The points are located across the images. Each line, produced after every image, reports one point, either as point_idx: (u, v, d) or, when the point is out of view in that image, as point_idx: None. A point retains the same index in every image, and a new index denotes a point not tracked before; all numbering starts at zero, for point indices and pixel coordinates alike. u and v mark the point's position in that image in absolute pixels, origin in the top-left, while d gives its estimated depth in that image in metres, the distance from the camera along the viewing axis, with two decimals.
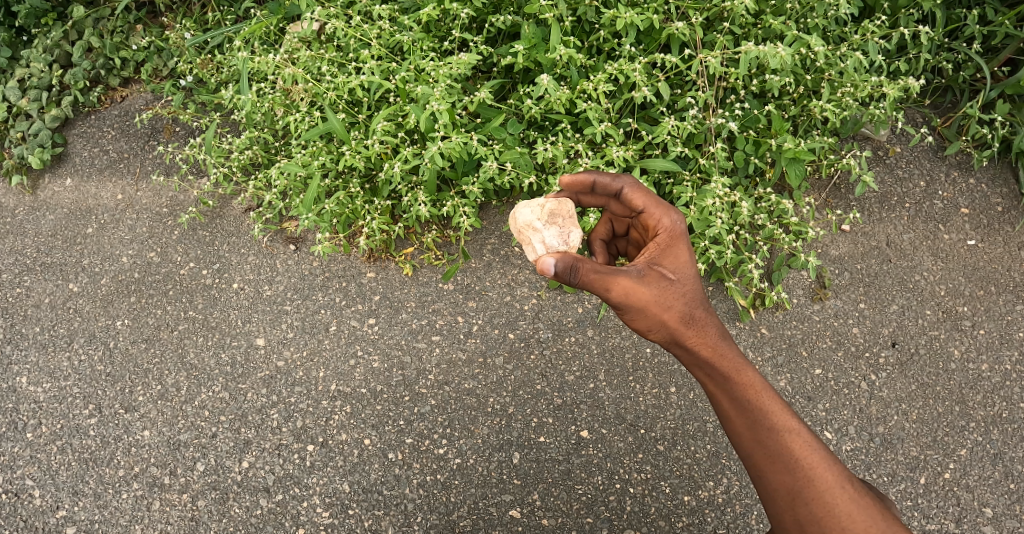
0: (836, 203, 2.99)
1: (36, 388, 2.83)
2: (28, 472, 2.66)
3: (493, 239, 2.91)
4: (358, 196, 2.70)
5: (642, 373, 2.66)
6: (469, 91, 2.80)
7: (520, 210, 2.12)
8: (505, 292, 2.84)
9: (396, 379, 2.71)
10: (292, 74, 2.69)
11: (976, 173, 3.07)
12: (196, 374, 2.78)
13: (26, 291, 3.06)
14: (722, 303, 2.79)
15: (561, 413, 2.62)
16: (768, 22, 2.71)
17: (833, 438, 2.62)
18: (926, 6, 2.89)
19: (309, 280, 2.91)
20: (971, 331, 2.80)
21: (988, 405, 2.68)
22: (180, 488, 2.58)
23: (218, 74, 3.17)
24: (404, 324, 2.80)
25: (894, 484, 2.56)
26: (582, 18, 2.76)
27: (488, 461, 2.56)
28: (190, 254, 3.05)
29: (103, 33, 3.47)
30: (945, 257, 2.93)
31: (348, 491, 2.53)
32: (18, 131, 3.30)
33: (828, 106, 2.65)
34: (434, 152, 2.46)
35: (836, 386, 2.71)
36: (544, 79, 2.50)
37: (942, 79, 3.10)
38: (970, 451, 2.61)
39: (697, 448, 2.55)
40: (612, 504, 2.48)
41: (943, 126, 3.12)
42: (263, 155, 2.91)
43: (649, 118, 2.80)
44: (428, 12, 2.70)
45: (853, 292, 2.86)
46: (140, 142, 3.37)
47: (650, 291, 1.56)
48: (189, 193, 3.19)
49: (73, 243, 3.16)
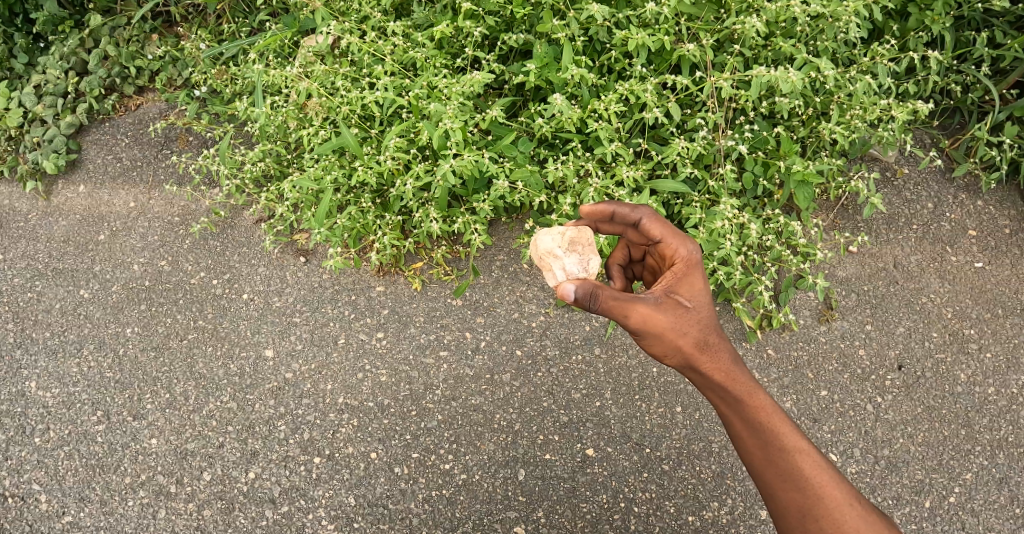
0: (843, 225, 3.00)
1: (45, 392, 2.86)
2: (36, 477, 2.68)
3: (502, 255, 2.93)
4: (369, 211, 2.72)
5: (648, 392, 2.67)
6: (481, 108, 2.83)
7: (541, 237, 2.13)
8: (514, 309, 2.85)
9: (403, 393, 2.72)
10: (306, 88, 2.72)
11: (983, 195, 3.09)
12: (204, 384, 2.80)
13: (37, 296, 3.09)
14: (729, 323, 2.81)
15: (567, 431, 2.63)
16: (778, 44, 2.70)
17: (838, 461, 2.63)
18: (936, 29, 2.91)
19: (319, 292, 2.94)
20: (978, 355, 2.80)
21: (994, 429, 2.68)
22: (186, 497, 2.59)
23: (232, 85, 3.22)
24: (412, 338, 2.82)
25: (899, 507, 2.56)
26: (594, 37, 2.78)
27: (494, 477, 2.57)
28: (201, 263, 3.09)
29: (119, 41, 3.53)
30: (953, 280, 2.94)
31: (353, 505, 2.54)
32: (34, 137, 3.35)
33: (837, 129, 2.67)
34: (446, 169, 2.48)
35: (841, 408, 2.71)
36: (557, 98, 2.52)
37: (950, 101, 3.11)
38: (976, 475, 2.60)
39: (703, 469, 2.55)
40: (616, 523, 2.49)
41: (951, 147, 3.13)
42: (276, 167, 2.95)
43: (659, 138, 2.82)
44: (442, 29, 2.73)
45: (860, 314, 2.87)
46: (153, 150, 3.40)
47: (667, 318, 1.55)
48: (201, 203, 3.22)
49: (85, 249, 3.19)
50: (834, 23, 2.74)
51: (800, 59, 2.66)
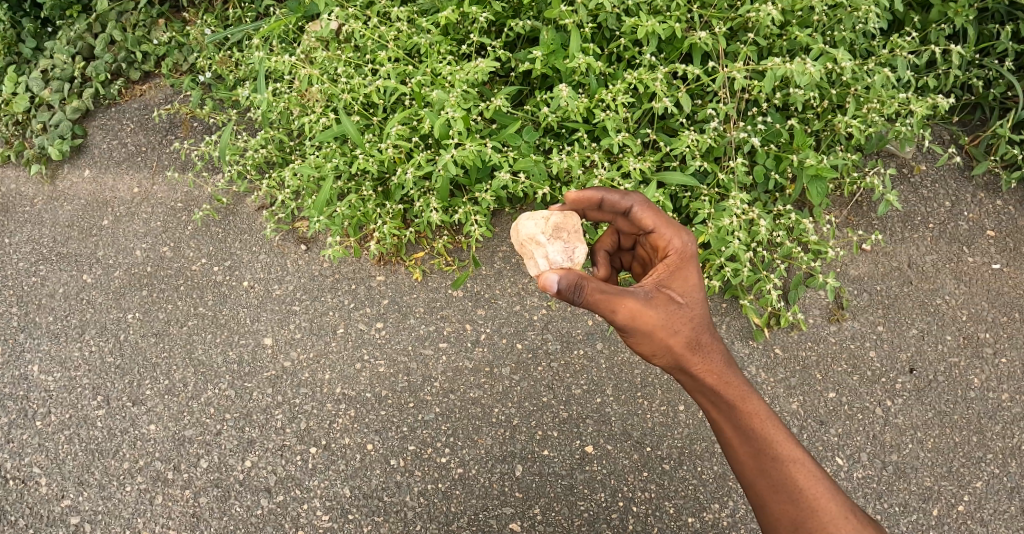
0: (856, 222, 2.93)
1: (47, 376, 2.85)
2: (36, 460, 2.67)
3: (504, 247, 2.90)
4: (370, 199, 2.68)
5: (651, 390, 2.62)
6: (486, 97, 2.78)
7: (523, 222, 2.08)
8: (515, 302, 2.82)
9: (401, 385, 2.69)
10: (308, 74, 2.69)
11: (1002, 195, 3.00)
12: (203, 371, 2.78)
13: (41, 280, 3.08)
14: (736, 321, 2.75)
15: (566, 427, 2.58)
16: (794, 34, 2.63)
17: (844, 465, 2.54)
18: (958, 21, 2.82)
19: (319, 281, 2.91)
20: (993, 360, 2.71)
21: (1007, 436, 2.59)
22: (182, 484, 2.57)
23: (236, 71, 3.19)
24: (412, 329, 2.78)
25: (906, 515, 2.47)
26: (603, 25, 2.72)
27: (491, 472, 2.53)
28: (202, 250, 3.07)
29: (126, 26, 3.51)
30: (968, 281, 2.85)
31: (348, 496, 2.51)
32: (40, 122, 3.35)
33: (853, 122, 2.59)
34: (447, 159, 2.44)
35: (850, 411, 2.63)
36: (563, 87, 2.46)
37: (971, 96, 3.02)
38: (987, 483, 2.52)
39: (704, 469, 2.50)
40: (615, 522, 2.44)
41: (971, 144, 3.04)
42: (278, 154, 2.92)
43: (668, 129, 2.75)
44: (447, 15, 2.68)
45: (871, 314, 2.79)
46: (158, 136, 3.39)
47: (658, 315, 1.51)
48: (204, 189, 3.21)
49: (89, 234, 3.17)
50: (852, 13, 2.66)
51: (816, 50, 2.58)
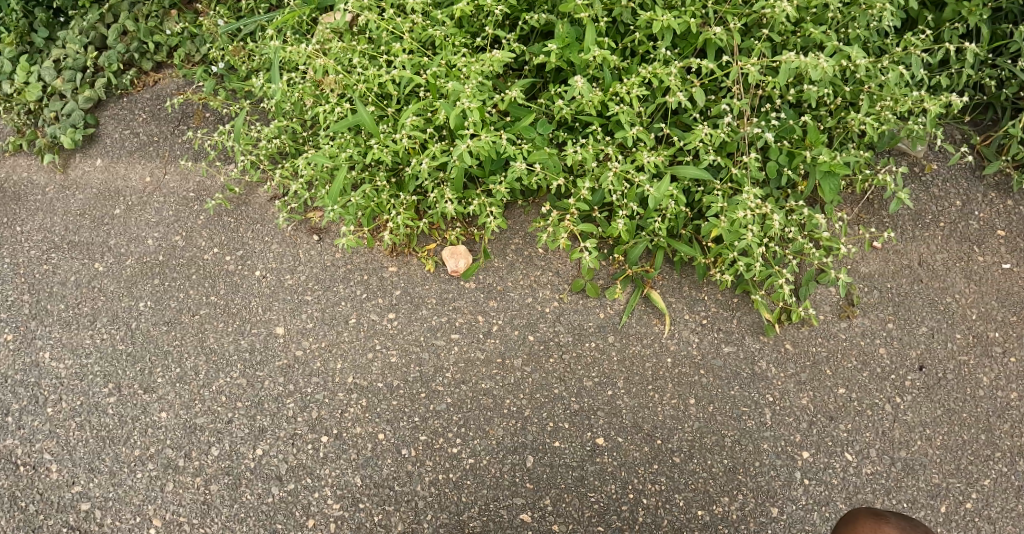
0: (868, 220, 2.95)
1: (58, 364, 2.86)
2: (46, 446, 2.68)
3: (517, 240, 2.94)
4: (384, 190, 2.70)
5: (662, 383, 2.65)
6: (500, 90, 2.79)
7: None
8: (527, 294, 2.84)
9: (413, 375, 2.70)
10: (323, 64, 2.70)
11: (1014, 195, 2.99)
12: (215, 360, 2.80)
13: (52, 268, 3.09)
14: (747, 315, 2.77)
15: (578, 419, 2.59)
16: (808, 30, 2.63)
17: (854, 461, 2.52)
18: (972, 21, 2.83)
19: (332, 271, 2.94)
20: (1002, 359, 2.70)
21: (1015, 435, 2.56)
22: (194, 471, 2.59)
23: (249, 62, 3.20)
24: (424, 320, 2.80)
25: (914, 511, 2.45)
26: (618, 19, 2.73)
27: (501, 463, 2.54)
28: (214, 239, 3.08)
29: (138, 17, 3.52)
30: (979, 280, 2.85)
31: (360, 485, 2.52)
32: (52, 112, 3.37)
33: (866, 120, 2.59)
34: (462, 149, 2.46)
35: (860, 407, 2.62)
36: (578, 80, 2.48)
37: (983, 96, 3.02)
38: (995, 481, 2.49)
39: (714, 463, 2.51)
40: (624, 514, 2.44)
41: (982, 144, 3.04)
42: (291, 144, 2.93)
43: (682, 124, 2.76)
44: (462, 7, 2.69)
45: (882, 311, 2.80)
46: (170, 126, 3.40)
47: None
48: (216, 179, 3.22)
49: (101, 223, 3.19)
50: (867, 10, 2.67)
51: (831, 46, 2.58)
